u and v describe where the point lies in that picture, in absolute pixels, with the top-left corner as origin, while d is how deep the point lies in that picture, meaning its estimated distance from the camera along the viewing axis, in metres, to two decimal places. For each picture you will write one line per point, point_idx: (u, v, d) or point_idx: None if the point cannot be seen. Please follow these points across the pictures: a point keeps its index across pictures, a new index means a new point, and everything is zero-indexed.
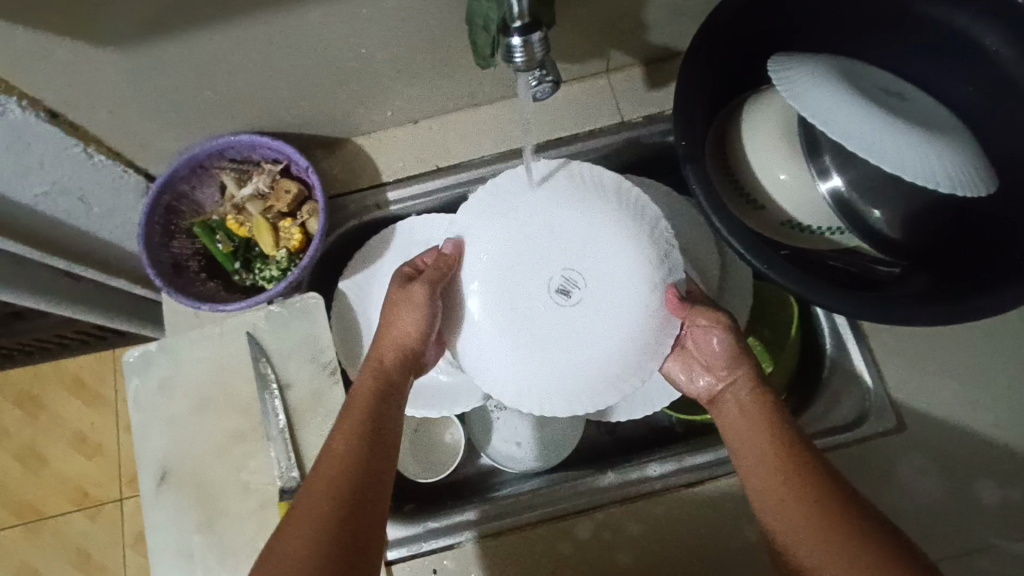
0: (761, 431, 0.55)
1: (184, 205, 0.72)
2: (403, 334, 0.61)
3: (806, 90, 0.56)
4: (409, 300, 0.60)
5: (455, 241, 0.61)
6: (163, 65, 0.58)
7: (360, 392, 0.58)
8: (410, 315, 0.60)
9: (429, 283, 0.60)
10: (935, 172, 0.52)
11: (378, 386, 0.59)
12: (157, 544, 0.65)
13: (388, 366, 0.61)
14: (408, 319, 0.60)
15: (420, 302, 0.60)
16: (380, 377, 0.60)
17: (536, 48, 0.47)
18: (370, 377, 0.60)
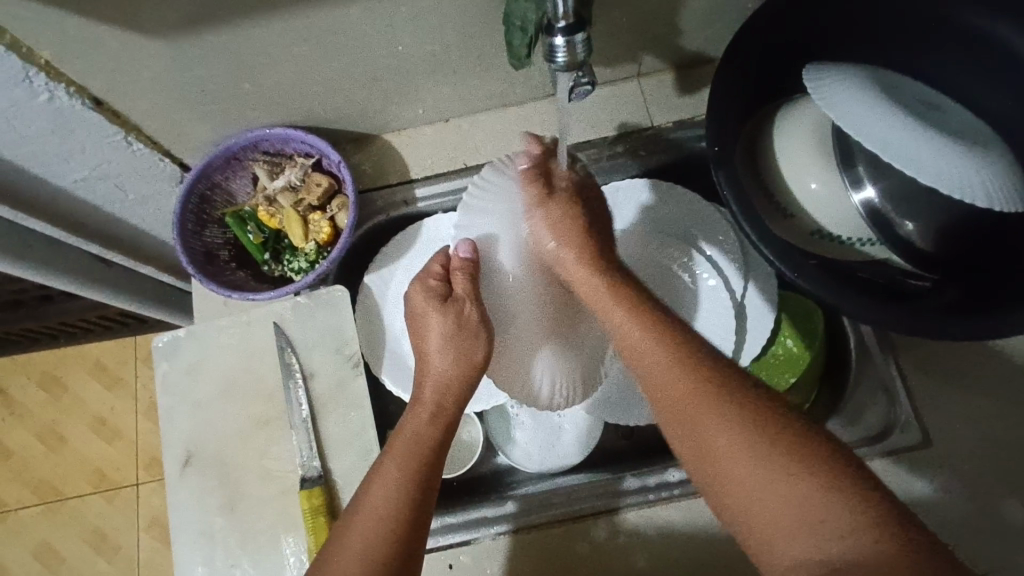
0: (617, 299, 0.57)
1: (217, 195, 0.74)
2: (466, 359, 0.61)
3: (842, 98, 0.55)
4: (467, 324, 0.62)
5: (467, 244, 0.66)
6: (206, 56, 0.59)
7: (412, 432, 0.56)
8: (467, 341, 0.61)
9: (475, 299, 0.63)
10: (972, 185, 0.52)
11: (434, 427, 0.56)
12: (179, 526, 0.67)
13: (446, 407, 0.59)
14: (464, 344, 0.61)
15: (475, 322, 0.62)
16: (438, 421, 0.57)
17: (578, 48, 0.47)
18: (428, 419, 0.57)
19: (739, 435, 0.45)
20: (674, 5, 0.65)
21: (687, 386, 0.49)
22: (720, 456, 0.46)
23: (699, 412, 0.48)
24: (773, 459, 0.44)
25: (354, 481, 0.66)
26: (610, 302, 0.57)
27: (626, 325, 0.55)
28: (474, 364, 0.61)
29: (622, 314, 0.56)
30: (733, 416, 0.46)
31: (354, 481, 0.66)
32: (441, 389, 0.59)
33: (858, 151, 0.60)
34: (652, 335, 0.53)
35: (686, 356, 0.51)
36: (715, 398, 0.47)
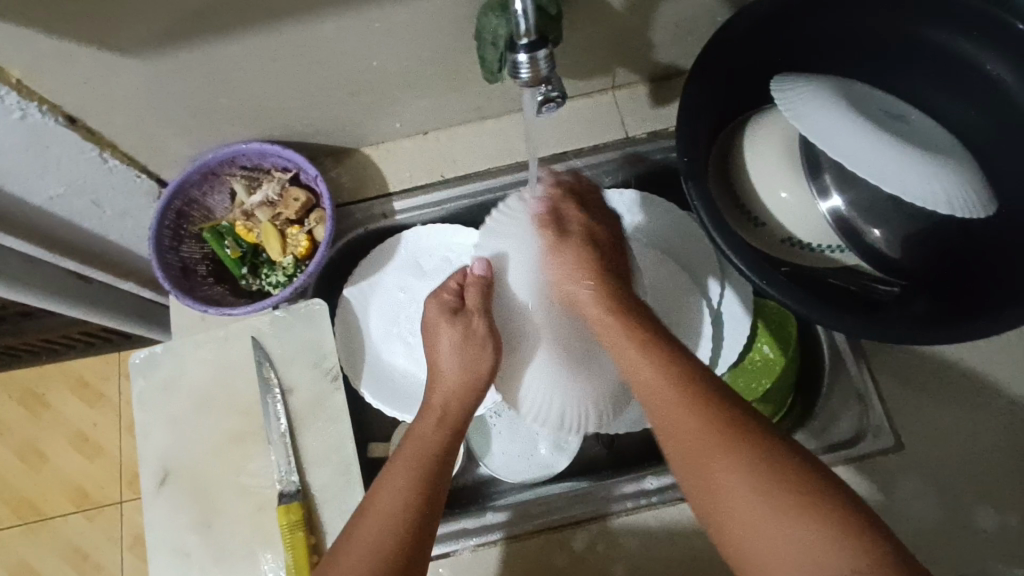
0: (631, 340, 0.55)
1: (194, 210, 0.74)
2: (473, 372, 0.60)
3: (807, 109, 0.56)
4: (474, 337, 0.61)
5: (484, 262, 0.65)
6: (181, 73, 0.60)
7: (416, 443, 0.56)
8: (473, 355, 0.60)
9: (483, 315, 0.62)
10: (935, 192, 0.53)
11: (442, 440, 0.57)
12: (156, 543, 0.66)
13: (451, 415, 0.59)
14: (470, 357, 0.60)
15: (482, 335, 0.61)
16: (441, 432, 0.57)
17: (541, 65, 0.48)
18: (433, 428, 0.57)
19: (769, 502, 0.45)
20: (646, 19, 0.66)
21: (710, 454, 0.48)
22: (745, 526, 0.45)
23: (731, 483, 0.46)
24: (816, 528, 0.43)
25: (332, 496, 0.65)
26: (628, 350, 0.55)
27: (647, 378, 0.53)
28: (480, 375, 0.60)
29: (642, 363, 0.53)
30: (766, 489, 0.45)
31: (332, 495, 0.65)
32: (449, 396, 0.59)
33: (825, 162, 0.60)
34: (678, 399, 0.50)
35: (724, 421, 0.49)
36: (747, 467, 0.46)
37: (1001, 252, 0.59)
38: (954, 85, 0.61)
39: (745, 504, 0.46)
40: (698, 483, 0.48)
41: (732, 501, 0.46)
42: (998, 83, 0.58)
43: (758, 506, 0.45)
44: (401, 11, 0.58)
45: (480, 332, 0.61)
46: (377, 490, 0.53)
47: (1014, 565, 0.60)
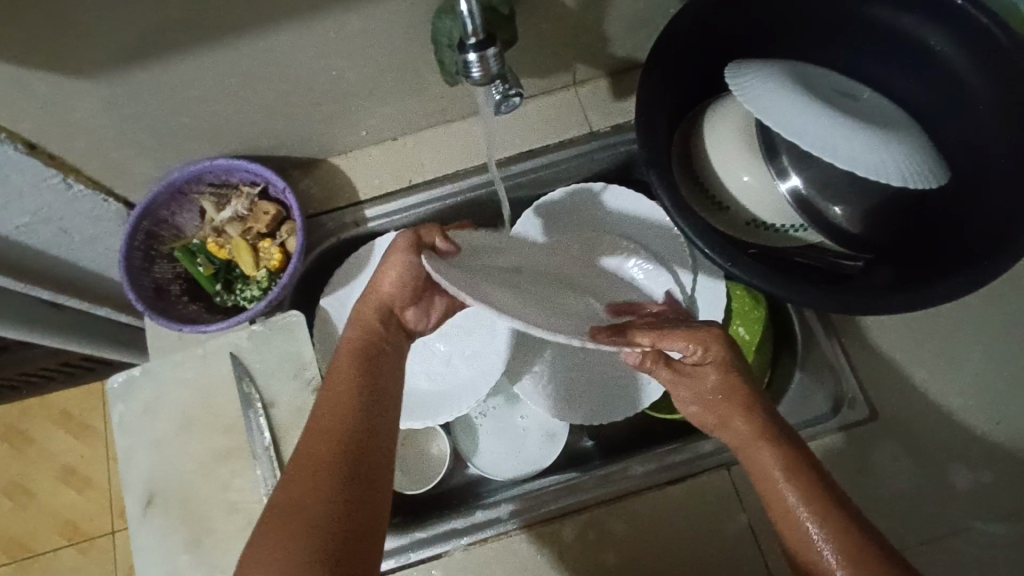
0: (733, 397, 0.57)
1: (164, 230, 0.73)
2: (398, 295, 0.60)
3: (760, 93, 0.57)
4: (403, 249, 0.59)
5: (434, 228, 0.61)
6: (140, 92, 0.60)
7: (352, 348, 0.56)
8: (393, 278, 0.60)
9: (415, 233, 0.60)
10: (888, 167, 0.54)
11: (359, 358, 0.55)
12: (145, 568, 0.65)
13: (367, 325, 0.59)
14: (391, 278, 0.60)
15: (400, 272, 0.59)
16: (370, 330, 0.58)
17: (491, 62, 0.49)
18: (353, 335, 0.58)
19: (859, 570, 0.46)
20: (600, 14, 0.68)
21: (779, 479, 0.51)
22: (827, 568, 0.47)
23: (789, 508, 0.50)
24: None
25: None
26: (728, 409, 0.57)
27: (736, 422, 0.56)
28: (387, 301, 0.60)
29: (747, 421, 0.55)
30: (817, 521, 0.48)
31: None
32: (378, 306, 0.60)
33: (781, 144, 0.61)
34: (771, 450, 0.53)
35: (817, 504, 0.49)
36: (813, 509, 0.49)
37: (955, 219, 0.61)
38: (898, 60, 0.63)
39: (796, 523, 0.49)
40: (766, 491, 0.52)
41: (792, 522, 0.50)
42: (941, 56, 0.60)
43: (804, 529, 0.49)
44: (355, 20, 0.59)
45: (402, 259, 0.59)
46: (319, 406, 0.52)
47: (989, 520, 0.62)
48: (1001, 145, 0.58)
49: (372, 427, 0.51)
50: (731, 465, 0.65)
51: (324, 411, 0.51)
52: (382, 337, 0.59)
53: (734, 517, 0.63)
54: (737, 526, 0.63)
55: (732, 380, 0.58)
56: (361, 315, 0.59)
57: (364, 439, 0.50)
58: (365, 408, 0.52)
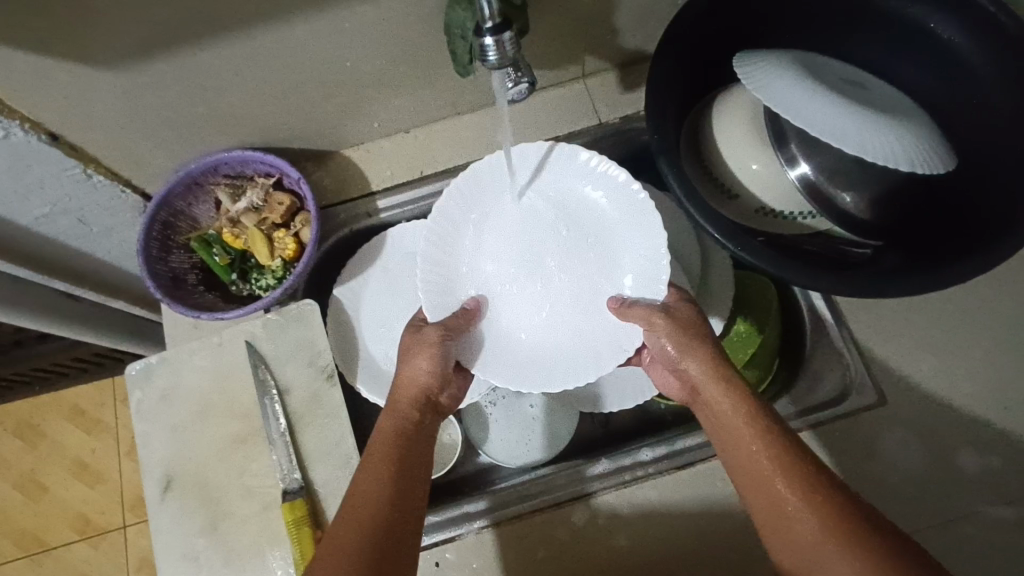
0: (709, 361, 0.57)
1: (181, 220, 0.75)
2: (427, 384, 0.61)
3: (769, 81, 0.58)
4: (427, 340, 0.62)
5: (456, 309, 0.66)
6: (160, 83, 0.61)
7: (384, 434, 0.57)
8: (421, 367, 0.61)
9: (440, 328, 0.63)
10: (896, 152, 0.54)
11: (397, 440, 0.56)
12: (162, 552, 0.67)
13: (403, 407, 0.59)
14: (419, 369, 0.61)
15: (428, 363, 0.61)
16: (406, 417, 0.59)
17: (507, 46, 0.50)
18: (388, 416, 0.58)
19: None
20: (609, 6, 0.69)
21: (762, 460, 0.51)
22: None
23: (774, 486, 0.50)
24: None
25: (336, 489, 0.66)
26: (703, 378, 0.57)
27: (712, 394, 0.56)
28: (422, 384, 0.61)
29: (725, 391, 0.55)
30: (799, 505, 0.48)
31: (336, 490, 0.66)
32: (412, 389, 0.60)
33: (790, 133, 0.62)
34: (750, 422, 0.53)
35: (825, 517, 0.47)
36: (796, 489, 0.49)
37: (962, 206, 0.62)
38: (906, 50, 0.64)
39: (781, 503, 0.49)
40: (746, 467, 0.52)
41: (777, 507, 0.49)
42: (948, 45, 0.61)
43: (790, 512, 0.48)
44: (370, 11, 0.60)
45: (430, 352, 0.61)
46: (354, 491, 0.52)
47: (997, 504, 0.62)
48: (1008, 132, 0.59)
49: (402, 516, 0.51)
50: None
51: (357, 498, 0.52)
52: (417, 421, 0.59)
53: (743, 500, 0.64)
54: (746, 510, 0.64)
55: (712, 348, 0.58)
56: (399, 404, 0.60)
57: (393, 530, 0.50)
58: (397, 498, 0.52)
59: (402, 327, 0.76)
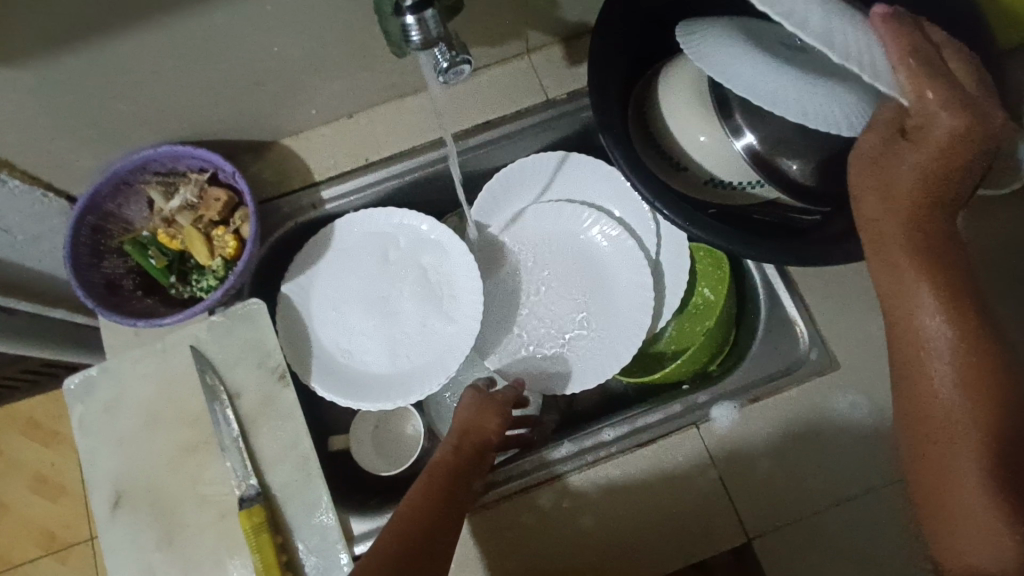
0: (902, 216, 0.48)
1: (111, 223, 0.70)
2: (490, 432, 0.62)
3: (710, 49, 0.55)
4: (496, 401, 0.65)
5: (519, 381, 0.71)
6: (68, 79, 0.57)
7: (443, 462, 0.59)
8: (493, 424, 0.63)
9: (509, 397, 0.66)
10: (825, 112, 0.52)
11: (453, 470, 0.59)
12: (117, 569, 0.64)
13: (468, 443, 0.61)
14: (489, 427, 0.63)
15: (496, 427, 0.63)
16: (469, 452, 0.61)
17: (430, 25, 0.48)
18: (450, 449, 0.60)
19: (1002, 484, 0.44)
20: None
21: (930, 362, 0.47)
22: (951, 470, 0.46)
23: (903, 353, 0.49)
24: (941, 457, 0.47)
25: (294, 492, 0.65)
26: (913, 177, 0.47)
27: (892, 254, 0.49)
28: (490, 433, 0.62)
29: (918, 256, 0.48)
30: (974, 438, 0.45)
31: (294, 492, 0.65)
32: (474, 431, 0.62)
33: (733, 100, 0.61)
34: (931, 300, 0.47)
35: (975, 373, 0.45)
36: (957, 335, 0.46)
37: None
38: None
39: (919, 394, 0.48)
40: (895, 321, 0.49)
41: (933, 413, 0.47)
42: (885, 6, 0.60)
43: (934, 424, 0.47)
44: None
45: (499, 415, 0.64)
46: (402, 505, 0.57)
47: None
48: None
49: (432, 537, 0.55)
50: (700, 423, 0.66)
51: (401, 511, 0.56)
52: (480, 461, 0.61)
53: (705, 472, 0.64)
54: (707, 482, 0.64)
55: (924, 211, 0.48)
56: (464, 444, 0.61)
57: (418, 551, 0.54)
58: (436, 520, 0.56)
59: (354, 316, 0.74)
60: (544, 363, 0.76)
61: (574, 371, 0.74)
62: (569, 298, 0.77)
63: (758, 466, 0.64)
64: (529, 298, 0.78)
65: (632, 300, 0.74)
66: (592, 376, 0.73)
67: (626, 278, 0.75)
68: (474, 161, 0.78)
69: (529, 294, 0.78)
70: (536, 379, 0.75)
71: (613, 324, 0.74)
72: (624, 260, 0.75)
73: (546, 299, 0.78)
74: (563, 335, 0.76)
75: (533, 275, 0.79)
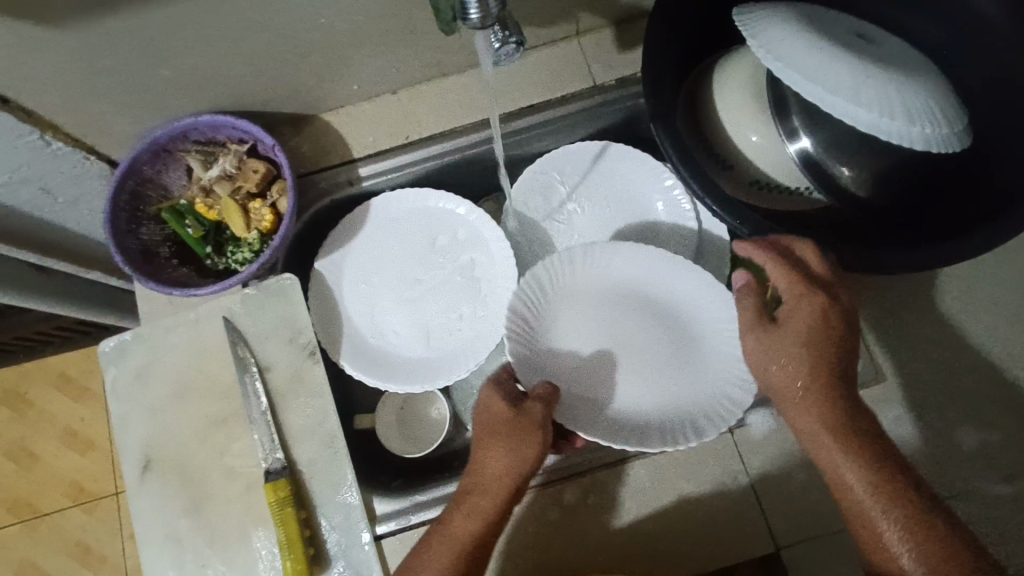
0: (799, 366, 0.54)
1: (150, 190, 0.70)
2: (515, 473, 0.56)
3: (789, 50, 0.51)
4: (527, 422, 0.58)
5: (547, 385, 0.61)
6: (115, 42, 0.56)
7: (466, 519, 0.56)
8: (525, 451, 0.56)
9: (540, 405, 0.59)
10: (904, 127, 0.49)
11: (477, 528, 0.56)
12: (144, 532, 0.65)
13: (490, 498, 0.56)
14: (520, 454, 0.56)
15: (528, 448, 0.56)
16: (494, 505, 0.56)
17: (490, 3, 0.46)
18: (468, 509, 0.56)
19: None
20: None
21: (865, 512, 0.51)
22: None
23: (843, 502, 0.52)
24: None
25: (320, 470, 0.65)
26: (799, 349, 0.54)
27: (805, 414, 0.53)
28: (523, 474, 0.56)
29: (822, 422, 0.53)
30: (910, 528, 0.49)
31: (320, 470, 0.65)
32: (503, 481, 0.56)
33: (791, 100, 0.58)
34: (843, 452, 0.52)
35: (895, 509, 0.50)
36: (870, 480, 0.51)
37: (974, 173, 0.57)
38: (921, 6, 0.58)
39: (857, 519, 0.51)
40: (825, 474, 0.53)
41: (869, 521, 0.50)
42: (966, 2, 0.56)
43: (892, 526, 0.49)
44: None
45: (534, 437, 0.57)
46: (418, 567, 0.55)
47: (997, 482, 0.61)
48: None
49: None
50: (733, 427, 0.64)
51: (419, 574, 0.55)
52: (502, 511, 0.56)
53: (734, 479, 0.63)
54: (738, 488, 0.63)
55: (802, 381, 0.54)
56: (488, 486, 0.57)
57: None
58: None
59: (386, 296, 0.74)
60: (619, 419, 0.63)
61: (674, 430, 0.61)
62: (641, 349, 0.66)
63: (790, 477, 0.62)
64: (582, 346, 0.66)
65: (721, 333, 0.65)
66: (710, 426, 0.60)
67: (709, 312, 0.66)
68: (517, 144, 0.76)
69: (578, 330, 0.66)
70: (615, 436, 0.62)
71: (686, 365, 0.65)
72: (659, 267, 0.67)
73: (584, 327, 0.66)
74: (644, 388, 0.64)
75: (573, 297, 0.67)
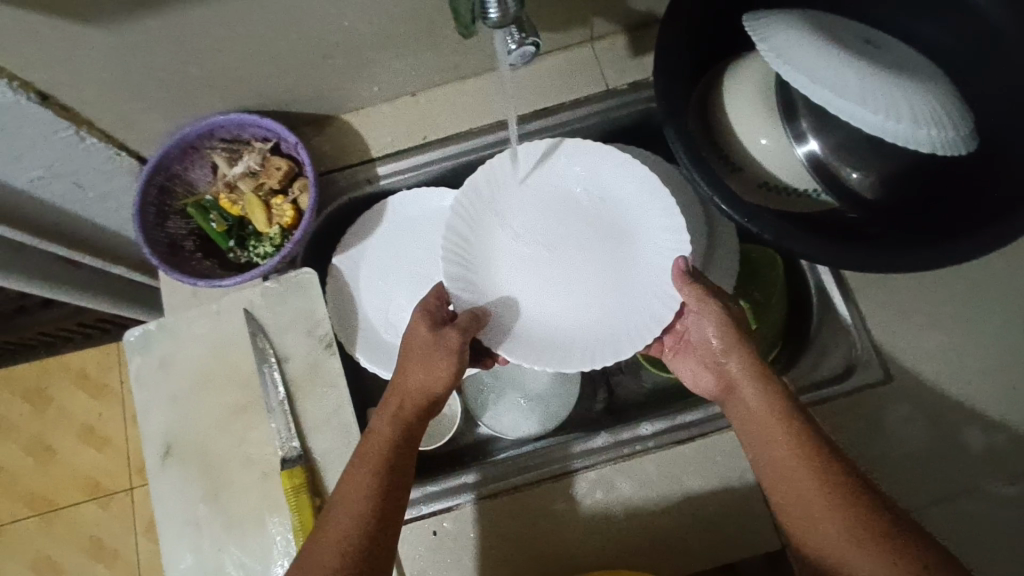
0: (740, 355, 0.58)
1: (177, 185, 0.73)
2: (433, 383, 0.60)
3: (797, 57, 0.52)
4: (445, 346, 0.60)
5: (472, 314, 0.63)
6: (151, 42, 0.59)
7: (382, 437, 0.57)
8: (443, 362, 0.59)
9: (460, 330, 0.61)
10: (910, 130, 0.50)
11: (397, 438, 0.57)
12: (163, 516, 0.67)
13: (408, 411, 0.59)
14: (438, 366, 0.59)
15: (449, 354, 0.59)
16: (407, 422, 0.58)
17: (509, 4, 0.48)
18: (389, 421, 0.58)
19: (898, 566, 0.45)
20: None
21: (802, 483, 0.50)
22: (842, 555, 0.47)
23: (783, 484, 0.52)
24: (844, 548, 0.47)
25: (334, 458, 0.66)
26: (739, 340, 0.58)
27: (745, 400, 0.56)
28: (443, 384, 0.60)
29: (761, 409, 0.55)
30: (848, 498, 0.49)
31: (334, 458, 0.66)
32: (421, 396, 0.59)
33: (800, 104, 0.60)
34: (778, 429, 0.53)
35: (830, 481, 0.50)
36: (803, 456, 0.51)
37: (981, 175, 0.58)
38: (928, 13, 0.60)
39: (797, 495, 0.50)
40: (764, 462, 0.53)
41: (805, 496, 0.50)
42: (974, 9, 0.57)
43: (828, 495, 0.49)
44: None
45: (454, 348, 0.60)
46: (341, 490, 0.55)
47: (1004, 483, 0.61)
48: None
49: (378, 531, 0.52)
50: None
51: (344, 494, 0.54)
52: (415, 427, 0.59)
53: (741, 475, 0.64)
54: (745, 484, 0.63)
55: (747, 368, 0.57)
56: (408, 395, 0.59)
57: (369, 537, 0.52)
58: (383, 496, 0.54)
59: (400, 292, 0.76)
60: (544, 343, 0.65)
61: (596, 349, 0.64)
62: (580, 268, 0.69)
63: None
64: (520, 264, 0.69)
65: (665, 243, 0.66)
66: (629, 345, 0.63)
67: (656, 223, 0.67)
68: None
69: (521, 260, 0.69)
70: (538, 355, 0.64)
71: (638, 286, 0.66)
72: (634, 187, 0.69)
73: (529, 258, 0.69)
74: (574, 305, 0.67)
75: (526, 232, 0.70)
